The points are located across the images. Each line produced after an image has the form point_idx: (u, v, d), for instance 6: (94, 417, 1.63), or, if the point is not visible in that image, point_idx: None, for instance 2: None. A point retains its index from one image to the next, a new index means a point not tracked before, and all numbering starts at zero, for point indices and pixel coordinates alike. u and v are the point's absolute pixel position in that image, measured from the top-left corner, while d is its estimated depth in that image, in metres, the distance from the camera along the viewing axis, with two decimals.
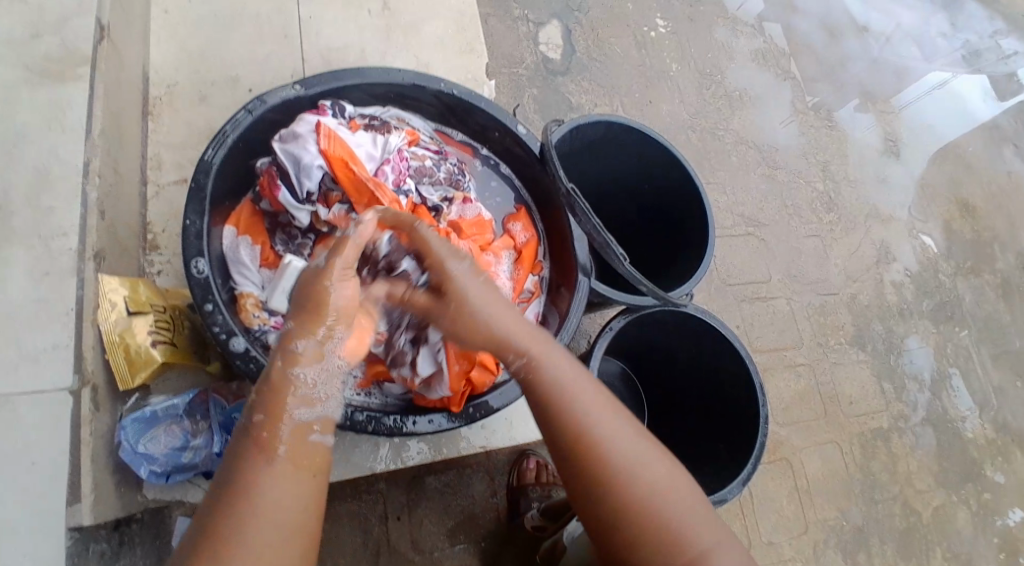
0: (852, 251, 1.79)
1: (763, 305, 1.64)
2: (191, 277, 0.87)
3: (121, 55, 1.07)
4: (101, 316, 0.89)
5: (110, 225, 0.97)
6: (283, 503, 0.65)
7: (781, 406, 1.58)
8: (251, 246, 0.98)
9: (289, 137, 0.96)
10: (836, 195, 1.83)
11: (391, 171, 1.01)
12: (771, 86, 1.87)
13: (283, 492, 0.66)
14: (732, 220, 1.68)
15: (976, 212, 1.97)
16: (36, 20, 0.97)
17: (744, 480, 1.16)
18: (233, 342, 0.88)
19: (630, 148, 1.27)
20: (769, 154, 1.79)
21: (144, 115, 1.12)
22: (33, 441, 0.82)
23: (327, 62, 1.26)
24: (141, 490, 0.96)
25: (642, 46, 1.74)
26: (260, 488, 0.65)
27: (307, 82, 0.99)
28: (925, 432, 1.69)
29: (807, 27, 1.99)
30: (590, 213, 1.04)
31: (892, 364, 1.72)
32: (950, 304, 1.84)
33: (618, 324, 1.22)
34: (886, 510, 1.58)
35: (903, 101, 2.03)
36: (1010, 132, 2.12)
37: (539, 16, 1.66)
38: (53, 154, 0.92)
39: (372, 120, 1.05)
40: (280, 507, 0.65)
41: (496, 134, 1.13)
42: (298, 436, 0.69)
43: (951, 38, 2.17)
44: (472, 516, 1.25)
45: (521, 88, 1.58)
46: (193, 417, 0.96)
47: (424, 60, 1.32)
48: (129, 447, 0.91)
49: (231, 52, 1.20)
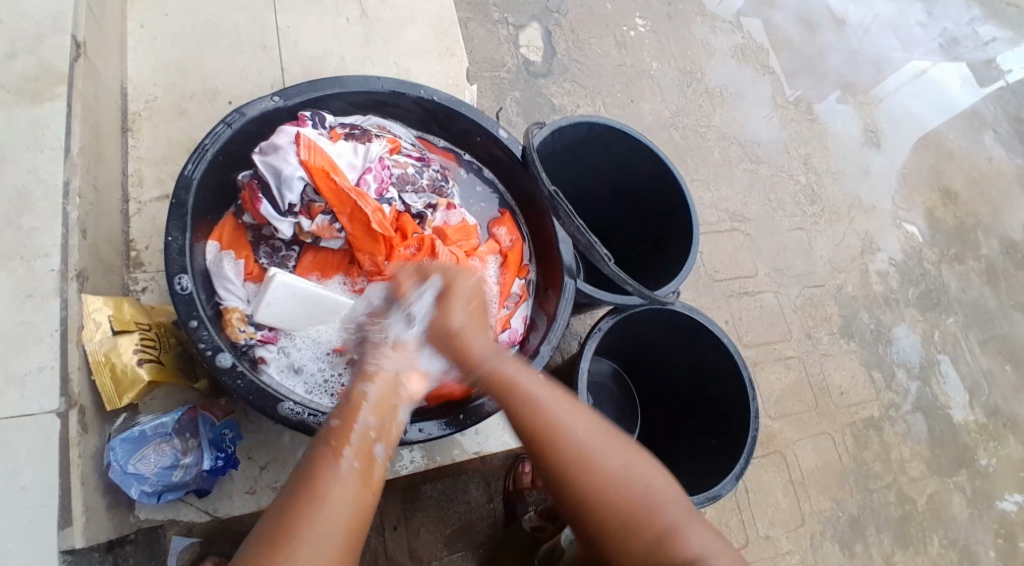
0: (837, 242, 1.80)
1: (752, 299, 1.64)
2: (175, 293, 0.87)
3: (98, 71, 1.06)
4: (86, 336, 0.88)
5: (93, 243, 0.96)
6: (338, 507, 0.66)
7: (773, 399, 1.58)
8: (235, 260, 0.97)
9: (269, 150, 0.96)
10: (820, 188, 1.84)
11: (373, 180, 1.01)
12: (751, 82, 1.88)
13: (346, 495, 0.67)
14: (717, 215, 1.69)
15: (959, 200, 1.99)
16: (10, 39, 0.96)
17: (736, 474, 1.17)
18: (220, 357, 0.87)
19: (612, 148, 1.28)
20: (752, 149, 1.80)
21: (123, 132, 1.12)
22: (21, 466, 0.81)
23: (306, 72, 1.26)
24: (133, 511, 0.96)
25: (622, 46, 1.75)
26: (326, 486, 0.66)
27: (286, 93, 0.99)
28: (916, 419, 1.70)
29: (785, 22, 2.00)
30: (573, 215, 1.05)
31: (881, 353, 1.73)
32: (936, 291, 1.86)
33: (607, 324, 1.22)
34: (881, 499, 1.59)
35: (882, 91, 2.05)
36: (989, 119, 2.14)
37: (519, 19, 1.66)
38: (32, 175, 0.91)
39: (353, 129, 1.05)
40: (341, 509, 0.66)
41: (478, 139, 1.13)
42: (363, 446, 0.70)
43: (927, 27, 2.19)
44: (469, 522, 1.25)
45: (503, 91, 1.58)
46: (183, 436, 0.95)
47: (403, 67, 1.32)
48: (118, 467, 0.90)
49: (210, 65, 1.20)
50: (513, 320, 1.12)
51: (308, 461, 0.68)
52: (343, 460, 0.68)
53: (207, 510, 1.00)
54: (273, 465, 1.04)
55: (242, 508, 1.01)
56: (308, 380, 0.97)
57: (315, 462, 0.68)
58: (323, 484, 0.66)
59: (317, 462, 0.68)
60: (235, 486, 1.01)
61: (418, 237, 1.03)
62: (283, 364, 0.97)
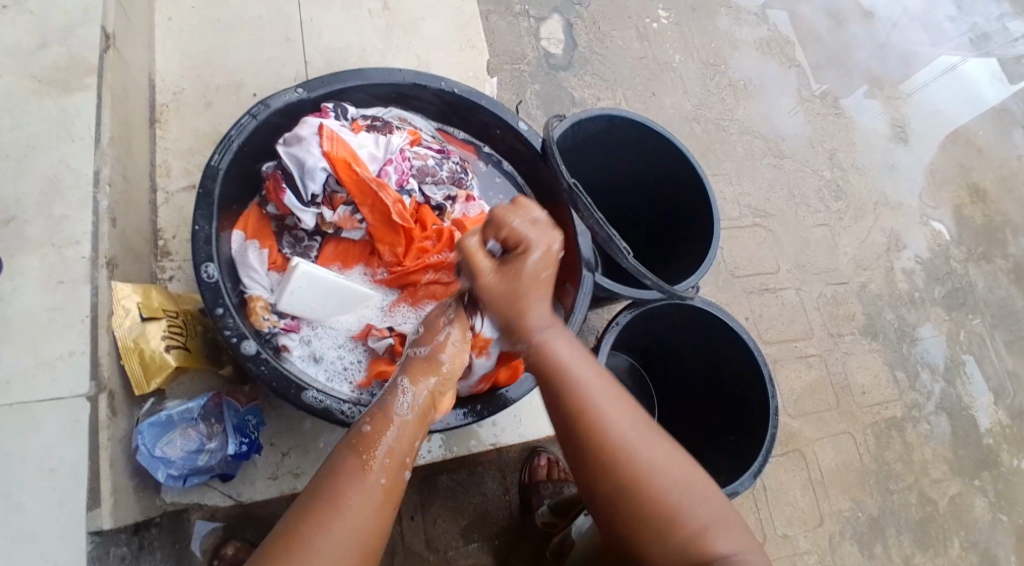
0: (861, 239, 1.78)
1: (773, 296, 1.63)
2: (201, 281, 0.88)
3: (127, 62, 1.08)
4: (115, 322, 0.91)
5: (122, 232, 0.98)
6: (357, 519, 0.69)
7: (793, 397, 1.57)
8: (259, 250, 0.99)
9: (292, 141, 0.97)
10: (844, 184, 1.82)
11: (394, 172, 1.02)
12: (775, 75, 1.86)
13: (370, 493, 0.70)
14: (738, 211, 1.68)
15: (987, 197, 1.95)
16: (42, 30, 0.98)
17: (755, 472, 1.16)
18: (245, 345, 0.88)
19: (633, 142, 1.27)
20: (775, 144, 1.78)
21: (151, 123, 1.14)
22: (52, 447, 0.83)
23: (330, 65, 1.27)
24: (160, 494, 0.99)
25: (644, 39, 1.74)
26: (352, 485, 0.70)
27: (309, 85, 1.00)
28: (940, 420, 1.68)
29: (810, 14, 1.98)
30: (592, 209, 1.05)
31: (904, 352, 1.71)
32: (962, 291, 1.83)
33: (625, 318, 1.22)
34: (902, 500, 1.57)
35: (910, 86, 2.01)
36: (1020, 115, 2.10)
37: (540, 12, 1.66)
38: (63, 164, 0.93)
39: (374, 120, 1.06)
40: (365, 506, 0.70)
41: (497, 131, 1.13)
42: (391, 446, 0.74)
43: (957, 21, 2.15)
44: (485, 513, 1.26)
45: (523, 84, 1.58)
46: (208, 421, 0.97)
47: (425, 60, 1.33)
48: (145, 451, 0.92)
49: (235, 57, 1.21)
50: None
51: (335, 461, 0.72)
52: (372, 457, 0.72)
53: (230, 494, 1.03)
54: (295, 451, 1.07)
55: (265, 493, 1.05)
56: (330, 369, 0.99)
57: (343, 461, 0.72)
58: (347, 482, 0.70)
59: (345, 462, 0.72)
60: (258, 472, 1.05)
61: (439, 229, 1.03)
62: (306, 352, 0.98)
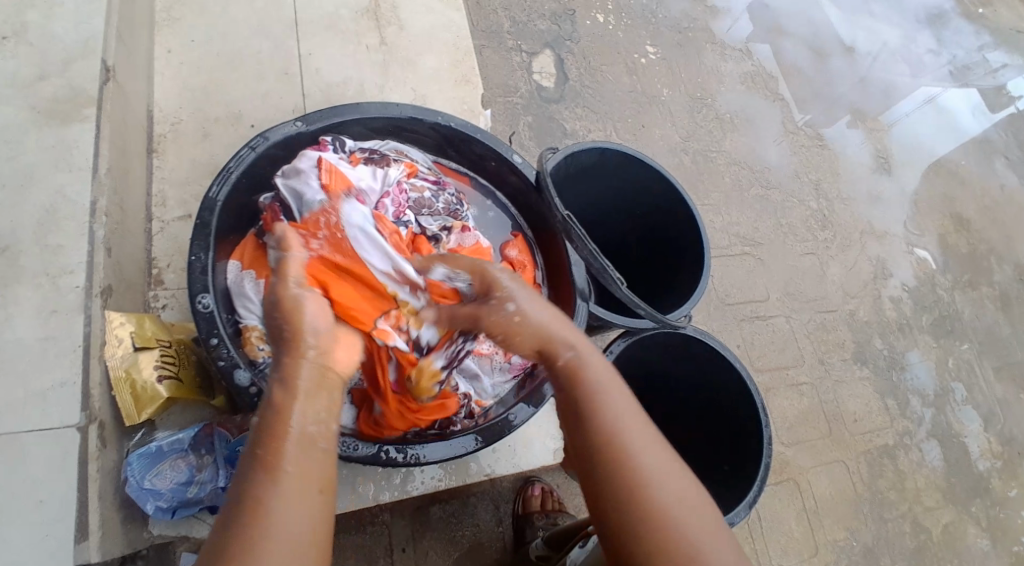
0: (848, 268, 1.80)
1: (763, 323, 1.65)
2: (196, 312, 0.89)
3: (126, 95, 1.09)
4: (107, 352, 0.90)
5: (116, 262, 0.98)
6: (292, 524, 0.64)
7: (786, 425, 1.58)
8: (255, 280, 0.98)
9: (291, 173, 0.99)
10: (830, 214, 1.85)
11: (391, 204, 1.04)
12: (761, 108, 1.90)
13: (295, 511, 0.65)
14: (727, 240, 1.70)
15: (971, 226, 1.99)
16: (42, 62, 1.00)
17: (750, 502, 1.16)
18: (238, 375, 0.88)
19: (623, 174, 1.30)
20: (762, 174, 1.81)
21: (149, 153, 1.15)
22: (41, 478, 0.82)
23: (327, 97, 1.28)
24: (146, 527, 0.96)
25: (634, 73, 1.77)
26: (269, 507, 0.64)
27: (308, 118, 1.02)
28: (931, 447, 1.68)
29: (794, 50, 2.03)
30: (586, 239, 1.06)
31: (894, 380, 1.72)
32: (949, 318, 1.85)
33: (619, 347, 1.23)
34: (896, 528, 1.57)
35: (891, 118, 2.06)
36: (1000, 145, 2.15)
37: (532, 47, 1.69)
38: (59, 194, 0.94)
39: (371, 153, 1.07)
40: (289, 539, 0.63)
41: (492, 164, 1.15)
42: (302, 443, 0.69)
43: (937, 54, 2.22)
44: (478, 544, 1.24)
45: (516, 116, 1.61)
46: (198, 452, 0.96)
47: (421, 93, 1.35)
48: (134, 482, 0.91)
49: (234, 90, 1.23)
50: None
51: (242, 483, 0.66)
52: (284, 467, 0.67)
53: None
54: None
55: None
56: None
57: (253, 485, 0.65)
58: (265, 504, 0.64)
59: (257, 486, 0.65)
60: None
61: (398, 273, 0.98)
62: None
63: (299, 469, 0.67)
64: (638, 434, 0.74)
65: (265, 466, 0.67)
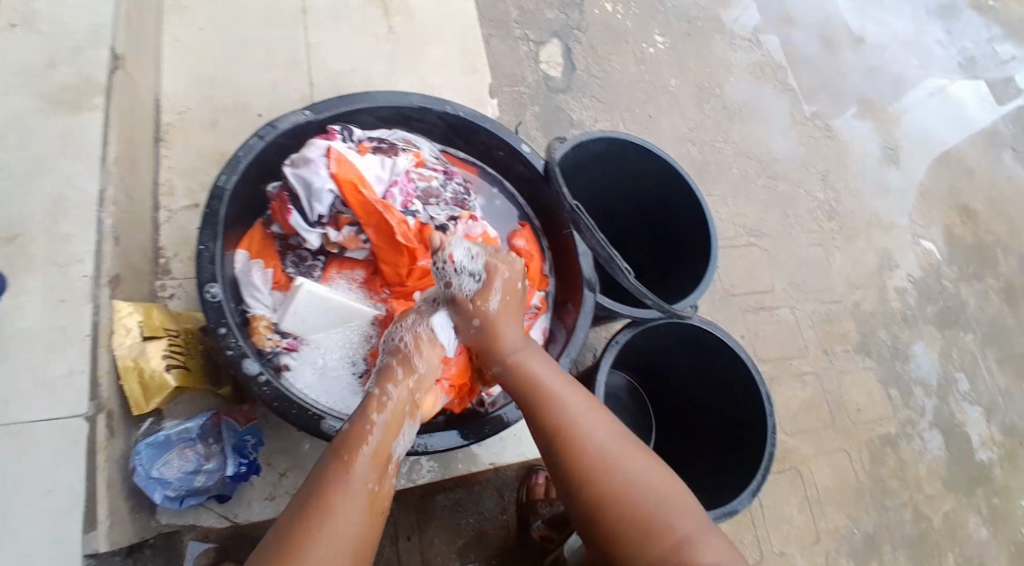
0: (854, 259, 1.80)
1: (769, 314, 1.65)
2: (205, 301, 0.89)
3: (133, 83, 1.09)
4: (116, 341, 0.91)
5: (124, 251, 0.99)
6: (349, 524, 0.72)
7: (789, 415, 1.58)
8: (263, 268, 1.00)
9: (300, 162, 0.98)
10: (837, 205, 1.84)
11: (399, 194, 1.05)
12: (769, 98, 1.89)
13: (357, 505, 0.74)
14: (734, 230, 1.70)
15: (977, 218, 1.98)
16: (51, 50, 0.99)
17: (753, 490, 1.17)
18: (247, 364, 0.89)
19: (630, 164, 1.30)
20: (769, 165, 1.80)
21: (155, 142, 1.14)
22: (51, 466, 0.83)
23: (334, 86, 1.28)
24: (155, 516, 0.97)
25: (642, 62, 1.77)
26: (341, 494, 0.74)
27: (316, 107, 1.01)
28: (933, 437, 1.69)
29: (803, 39, 2.01)
30: (594, 230, 1.06)
31: (899, 371, 1.72)
32: (954, 310, 1.85)
33: (624, 337, 1.23)
34: (897, 518, 1.58)
35: (899, 109, 2.05)
36: (1008, 137, 2.14)
37: (539, 36, 1.68)
38: (68, 183, 0.94)
39: (379, 142, 1.07)
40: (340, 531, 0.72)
41: (500, 153, 1.15)
42: (374, 457, 0.78)
43: (946, 45, 2.20)
44: (482, 533, 1.25)
45: (523, 106, 1.60)
46: (206, 441, 0.97)
47: (428, 82, 1.35)
48: (143, 471, 0.91)
49: (241, 79, 1.23)
50: (532, 332, 1.13)
51: (321, 473, 0.76)
52: (357, 466, 0.76)
53: (226, 516, 1.02)
54: (292, 472, 1.06)
55: (261, 515, 1.04)
56: (329, 387, 0.99)
57: (328, 475, 0.75)
58: (334, 498, 0.73)
59: (331, 475, 0.75)
60: (255, 493, 1.04)
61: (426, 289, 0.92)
62: (308, 372, 0.99)
63: (374, 471, 0.77)
64: (616, 440, 0.81)
65: (343, 464, 0.76)
